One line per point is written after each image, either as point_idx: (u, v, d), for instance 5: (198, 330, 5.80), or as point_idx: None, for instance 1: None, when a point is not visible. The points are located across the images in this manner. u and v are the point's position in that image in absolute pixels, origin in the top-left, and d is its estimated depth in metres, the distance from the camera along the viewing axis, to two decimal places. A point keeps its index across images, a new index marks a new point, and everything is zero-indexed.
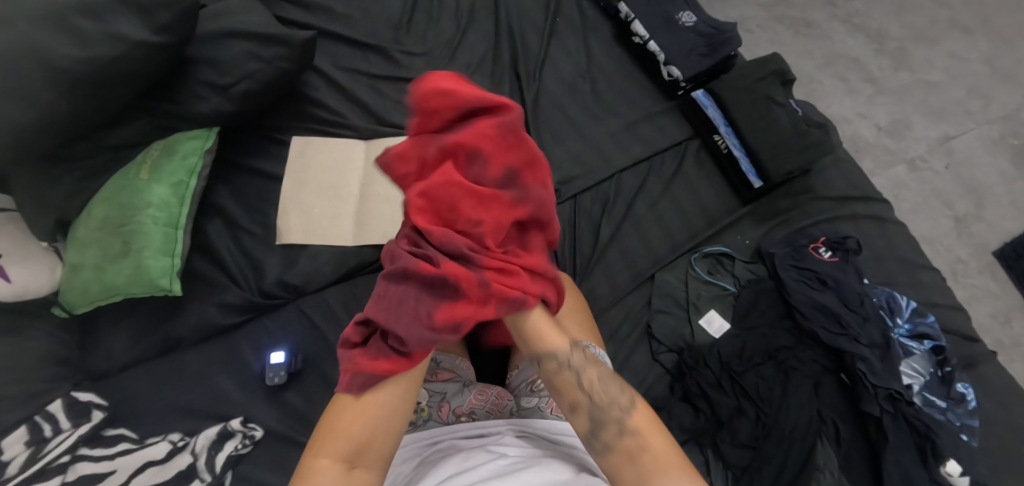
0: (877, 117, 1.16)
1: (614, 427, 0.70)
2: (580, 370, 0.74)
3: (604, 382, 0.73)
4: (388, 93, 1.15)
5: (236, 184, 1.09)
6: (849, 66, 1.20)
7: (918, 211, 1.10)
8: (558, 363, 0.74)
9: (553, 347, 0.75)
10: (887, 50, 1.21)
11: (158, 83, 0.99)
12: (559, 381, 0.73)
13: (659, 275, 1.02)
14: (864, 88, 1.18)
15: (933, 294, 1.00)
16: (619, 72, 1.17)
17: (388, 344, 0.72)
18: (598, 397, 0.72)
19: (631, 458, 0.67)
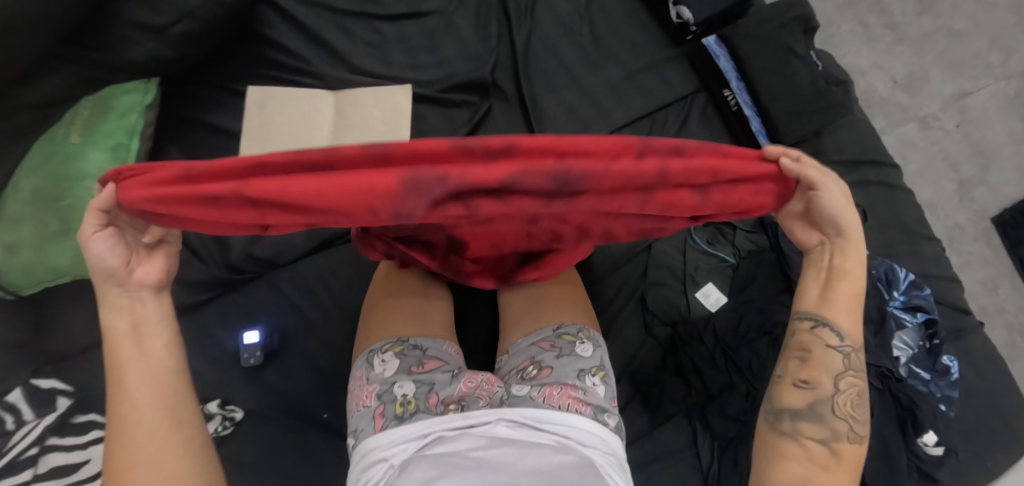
0: (894, 69, 1.17)
1: (817, 432, 0.59)
2: (848, 362, 0.60)
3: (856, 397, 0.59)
4: (355, 31, 1.02)
5: (188, 140, 0.98)
6: (872, 7, 1.20)
7: (923, 176, 1.14)
8: (833, 342, 0.60)
9: (832, 315, 0.60)
10: None
11: (78, 24, 0.81)
12: (804, 345, 0.61)
13: (656, 246, 0.96)
14: (884, 35, 1.18)
15: (933, 265, 0.99)
16: (620, 8, 1.05)
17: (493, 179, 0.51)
18: (838, 399, 0.59)
19: (804, 463, 0.58)
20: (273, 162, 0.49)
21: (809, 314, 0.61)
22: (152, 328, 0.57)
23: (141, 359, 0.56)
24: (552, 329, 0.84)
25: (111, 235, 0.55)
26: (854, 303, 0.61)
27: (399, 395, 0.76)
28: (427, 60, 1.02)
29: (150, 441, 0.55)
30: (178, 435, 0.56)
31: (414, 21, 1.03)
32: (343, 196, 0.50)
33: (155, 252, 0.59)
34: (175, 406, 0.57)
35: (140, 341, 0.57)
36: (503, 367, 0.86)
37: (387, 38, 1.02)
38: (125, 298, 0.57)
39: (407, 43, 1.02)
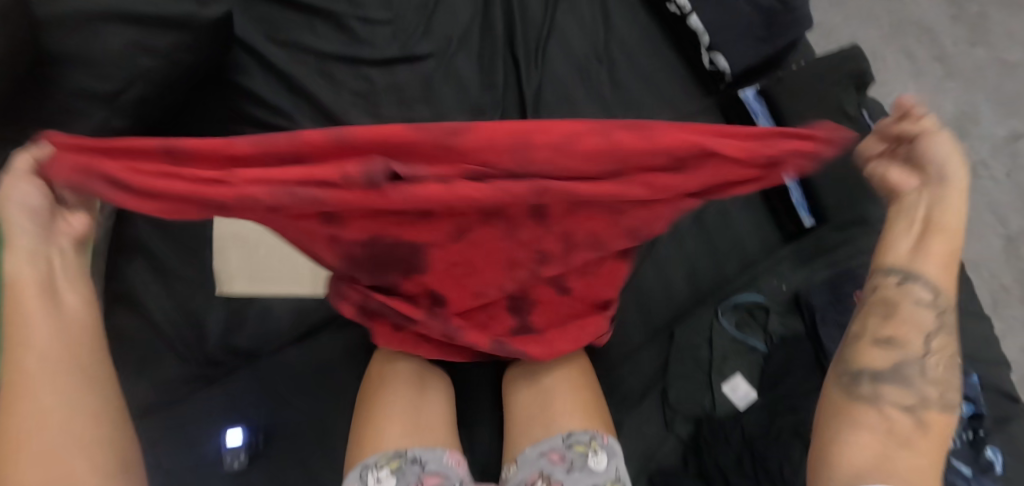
0: (941, 109, 1.07)
1: (905, 399, 0.54)
2: (936, 321, 0.55)
3: (945, 352, 0.55)
4: (341, 77, 0.90)
5: (158, 211, 0.87)
6: (920, 36, 1.09)
7: (968, 233, 1.05)
8: (920, 299, 0.55)
9: (926, 271, 0.54)
10: (964, 16, 1.11)
11: (8, 102, 0.67)
12: (892, 306, 0.55)
13: (679, 333, 0.87)
14: (932, 69, 1.08)
15: (978, 347, 0.91)
16: (646, 48, 0.93)
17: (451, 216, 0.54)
18: (924, 359, 0.55)
19: (885, 434, 0.53)
20: (247, 155, 0.49)
21: (892, 271, 0.56)
22: (69, 282, 0.53)
23: (40, 288, 0.51)
24: (561, 437, 0.74)
25: (37, 187, 0.52)
26: (951, 253, 0.55)
27: None
28: (424, 112, 0.89)
29: (52, 404, 0.49)
30: (90, 401, 0.51)
31: (408, 66, 0.91)
32: (296, 174, 0.48)
33: (75, 217, 0.55)
34: (88, 373, 0.52)
35: (54, 296, 0.52)
36: (509, 477, 0.75)
37: (377, 87, 0.90)
38: (39, 244, 0.52)
39: (401, 91, 0.90)
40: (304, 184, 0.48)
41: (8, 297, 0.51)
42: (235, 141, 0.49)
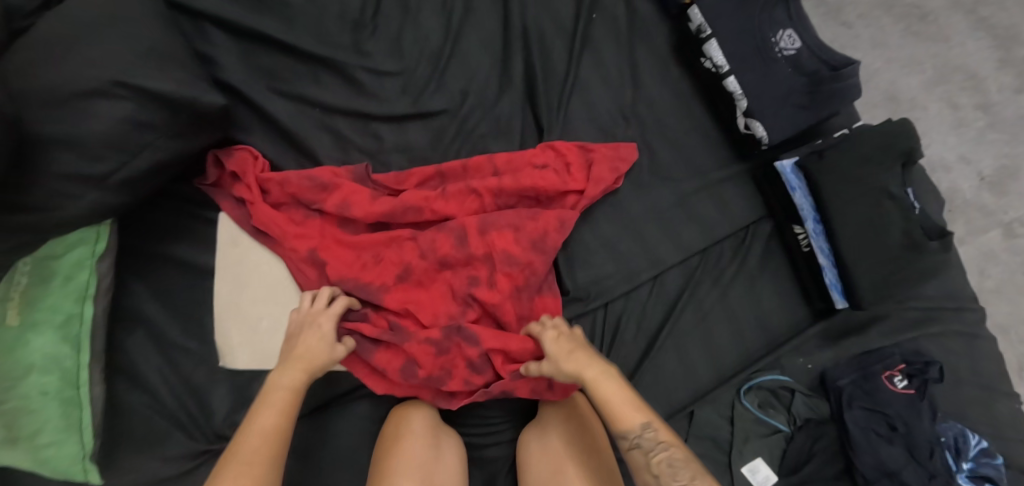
0: (981, 162, 1.02)
1: None
2: (647, 446, 0.63)
3: (668, 469, 0.62)
4: (349, 135, 0.84)
5: (157, 276, 0.82)
6: (964, 83, 1.03)
7: (1002, 293, 1.01)
8: (628, 440, 0.64)
9: (625, 422, 0.64)
10: (1014, 59, 1.04)
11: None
12: (630, 462, 0.64)
13: (700, 412, 0.83)
14: (974, 119, 1.02)
15: (1005, 425, 0.88)
16: (672, 111, 0.89)
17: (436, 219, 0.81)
18: (663, 484, 0.62)
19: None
20: (300, 192, 0.80)
21: (617, 434, 0.65)
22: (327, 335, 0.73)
23: (283, 415, 0.65)
24: None
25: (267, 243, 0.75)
26: (631, 400, 0.66)
27: None
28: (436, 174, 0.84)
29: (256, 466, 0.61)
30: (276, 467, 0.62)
31: (420, 123, 0.85)
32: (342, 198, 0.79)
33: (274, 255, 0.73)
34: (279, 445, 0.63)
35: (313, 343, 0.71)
36: None
37: (387, 146, 0.84)
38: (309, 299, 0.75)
39: (412, 152, 0.84)
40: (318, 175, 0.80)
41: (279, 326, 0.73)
42: (278, 182, 0.80)
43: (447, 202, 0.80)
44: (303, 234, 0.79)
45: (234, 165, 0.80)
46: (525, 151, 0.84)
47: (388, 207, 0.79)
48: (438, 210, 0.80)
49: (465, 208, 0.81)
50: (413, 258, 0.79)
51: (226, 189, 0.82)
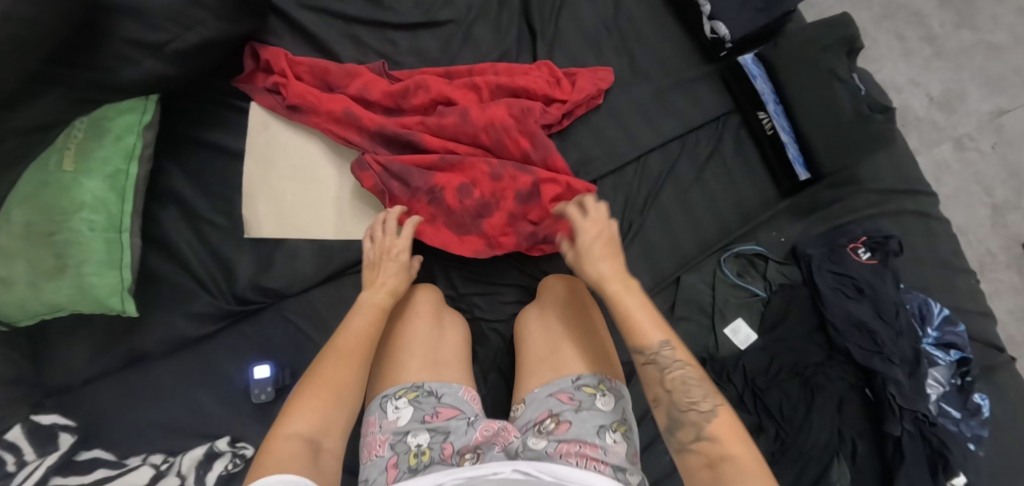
0: (930, 86, 1.15)
1: (692, 434, 0.63)
2: (663, 366, 0.67)
3: (683, 385, 0.66)
4: (366, 39, 0.96)
5: (193, 161, 0.93)
6: (909, 19, 1.17)
7: (956, 200, 1.12)
8: (641, 356, 0.67)
9: (643, 336, 0.67)
10: (952, 1, 1.19)
11: (69, 43, 0.74)
12: (645, 374, 0.67)
13: (685, 278, 0.91)
14: (920, 49, 1.16)
15: (965, 300, 0.96)
16: (650, 23, 0.99)
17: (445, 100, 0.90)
18: (676, 398, 0.66)
19: (708, 465, 0.61)
20: (327, 76, 0.91)
21: (633, 348, 0.68)
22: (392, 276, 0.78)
23: (373, 321, 0.74)
24: (571, 380, 0.77)
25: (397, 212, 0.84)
26: (651, 318, 0.69)
27: (412, 445, 0.72)
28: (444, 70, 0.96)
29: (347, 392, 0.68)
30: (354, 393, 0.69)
31: (429, 31, 0.97)
32: (361, 83, 0.90)
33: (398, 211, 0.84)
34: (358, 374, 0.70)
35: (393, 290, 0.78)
36: (519, 417, 0.78)
37: (401, 49, 0.96)
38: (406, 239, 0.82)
39: (422, 54, 0.96)
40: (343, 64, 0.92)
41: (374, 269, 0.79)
42: (307, 70, 0.91)
43: (453, 90, 0.90)
44: (333, 100, 0.89)
45: (267, 56, 0.91)
46: (522, 66, 0.93)
47: (402, 87, 0.90)
48: (444, 92, 0.90)
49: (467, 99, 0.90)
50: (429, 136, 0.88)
51: (260, 85, 0.93)
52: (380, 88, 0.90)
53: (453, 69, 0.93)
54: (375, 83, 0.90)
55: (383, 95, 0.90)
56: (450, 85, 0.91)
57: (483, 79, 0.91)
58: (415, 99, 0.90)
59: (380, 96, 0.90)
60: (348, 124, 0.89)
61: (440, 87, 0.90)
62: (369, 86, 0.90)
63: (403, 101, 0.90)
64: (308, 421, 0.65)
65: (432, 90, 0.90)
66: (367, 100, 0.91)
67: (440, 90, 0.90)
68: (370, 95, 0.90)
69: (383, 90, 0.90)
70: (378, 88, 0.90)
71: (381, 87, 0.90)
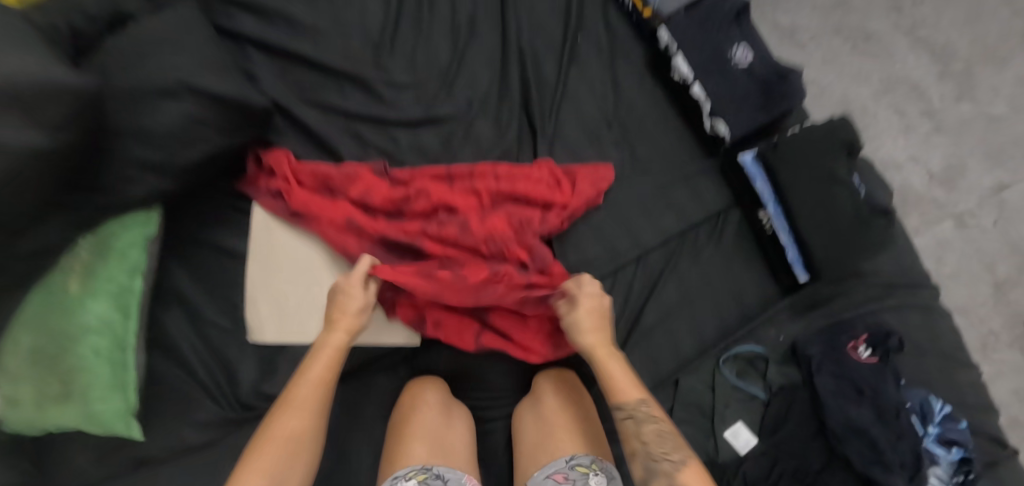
0: (931, 161, 1.14)
1: (663, 485, 0.68)
2: (637, 421, 0.72)
3: (661, 434, 0.72)
4: (369, 137, 0.96)
5: (196, 262, 0.93)
6: (909, 93, 1.16)
7: (959, 278, 1.11)
8: (620, 415, 0.73)
9: (620, 399, 0.74)
10: (951, 72, 1.19)
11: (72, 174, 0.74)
12: (623, 430, 0.73)
13: (684, 380, 0.91)
14: (920, 124, 1.15)
15: (968, 393, 0.96)
16: (652, 114, 0.99)
17: (445, 205, 0.90)
18: (652, 448, 0.71)
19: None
20: (328, 179, 0.91)
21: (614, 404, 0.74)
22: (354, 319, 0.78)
23: (330, 365, 0.76)
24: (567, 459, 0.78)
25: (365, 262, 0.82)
26: (624, 380, 0.75)
27: None
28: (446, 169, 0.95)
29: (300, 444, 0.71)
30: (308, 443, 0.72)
31: (432, 127, 0.97)
32: (362, 186, 0.90)
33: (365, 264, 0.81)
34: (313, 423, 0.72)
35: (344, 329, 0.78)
36: None
37: (403, 146, 0.96)
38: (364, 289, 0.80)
39: (422, 151, 0.96)
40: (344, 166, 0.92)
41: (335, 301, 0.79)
42: (309, 172, 0.91)
43: (453, 195, 0.90)
44: (335, 207, 0.89)
45: (270, 161, 0.91)
46: (523, 166, 0.92)
47: (404, 193, 0.90)
48: (444, 197, 0.90)
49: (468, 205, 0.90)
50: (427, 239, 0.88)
51: (261, 187, 0.92)
52: (381, 191, 0.90)
53: (452, 170, 0.92)
54: (376, 186, 0.91)
55: (383, 199, 0.90)
56: (451, 190, 0.91)
57: (483, 184, 0.91)
58: (415, 202, 0.90)
59: (380, 201, 0.90)
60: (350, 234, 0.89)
61: (441, 191, 0.90)
62: (370, 190, 0.90)
63: (403, 206, 0.91)
64: (274, 476, 0.67)
65: (433, 195, 0.90)
66: (367, 205, 0.91)
67: (441, 194, 0.90)
68: (371, 199, 0.90)
69: (384, 191, 0.90)
70: (379, 191, 0.90)
71: (381, 190, 0.90)
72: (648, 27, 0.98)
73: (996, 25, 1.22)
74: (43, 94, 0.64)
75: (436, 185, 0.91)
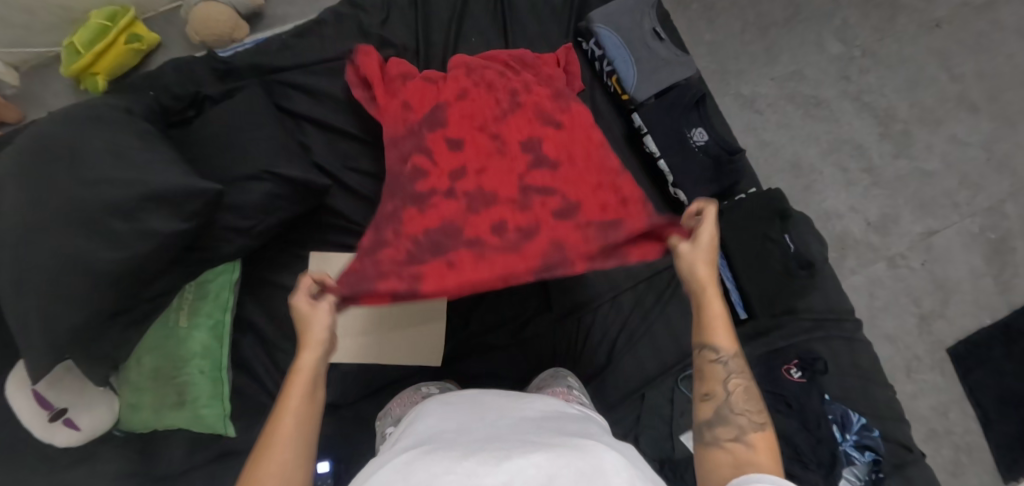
0: (868, 212, 1.35)
1: (731, 433, 0.71)
2: (726, 370, 0.74)
3: (743, 393, 0.74)
4: None
5: (262, 296, 1.17)
6: (852, 152, 1.37)
7: (888, 311, 1.32)
8: (714, 357, 0.74)
9: (716, 339, 0.75)
10: (891, 132, 1.39)
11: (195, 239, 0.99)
12: (706, 370, 0.75)
13: (649, 395, 1.14)
14: (861, 179, 1.36)
15: (883, 408, 1.17)
16: (629, 182, 1.24)
17: (471, 261, 0.84)
18: (732, 400, 0.73)
19: (732, 458, 0.68)
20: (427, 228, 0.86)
21: (708, 344, 0.75)
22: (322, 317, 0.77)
23: (305, 400, 0.71)
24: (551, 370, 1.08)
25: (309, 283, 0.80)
26: (726, 327, 0.76)
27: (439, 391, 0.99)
28: None
29: (289, 424, 0.68)
30: (306, 440, 0.69)
31: None
32: (421, 220, 0.87)
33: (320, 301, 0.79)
34: (304, 457, 0.68)
35: (314, 344, 0.75)
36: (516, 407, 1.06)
37: None
38: (319, 355, 0.75)
39: None
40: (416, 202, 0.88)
41: (290, 382, 0.72)
42: (422, 216, 0.87)
43: (478, 222, 0.87)
44: (427, 215, 0.87)
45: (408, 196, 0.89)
46: (534, 242, 0.86)
47: (439, 225, 0.87)
48: (465, 263, 0.84)
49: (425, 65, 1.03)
50: (458, 214, 0.87)
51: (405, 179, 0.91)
52: (427, 221, 0.87)
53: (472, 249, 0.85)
54: (416, 215, 0.87)
55: (434, 217, 0.87)
56: (461, 262, 0.84)
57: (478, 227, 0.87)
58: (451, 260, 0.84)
59: (425, 217, 0.87)
60: (493, 240, 0.86)
61: (468, 270, 0.84)
62: (433, 212, 0.87)
63: (450, 222, 0.87)
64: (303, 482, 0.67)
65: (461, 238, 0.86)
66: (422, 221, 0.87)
67: (479, 249, 0.85)
68: (433, 239, 0.86)
69: (430, 246, 0.85)
70: (438, 239, 0.86)
71: (427, 218, 0.87)
72: (625, 107, 1.25)
73: (936, 90, 1.41)
74: (184, 195, 0.90)
75: (442, 245, 0.85)
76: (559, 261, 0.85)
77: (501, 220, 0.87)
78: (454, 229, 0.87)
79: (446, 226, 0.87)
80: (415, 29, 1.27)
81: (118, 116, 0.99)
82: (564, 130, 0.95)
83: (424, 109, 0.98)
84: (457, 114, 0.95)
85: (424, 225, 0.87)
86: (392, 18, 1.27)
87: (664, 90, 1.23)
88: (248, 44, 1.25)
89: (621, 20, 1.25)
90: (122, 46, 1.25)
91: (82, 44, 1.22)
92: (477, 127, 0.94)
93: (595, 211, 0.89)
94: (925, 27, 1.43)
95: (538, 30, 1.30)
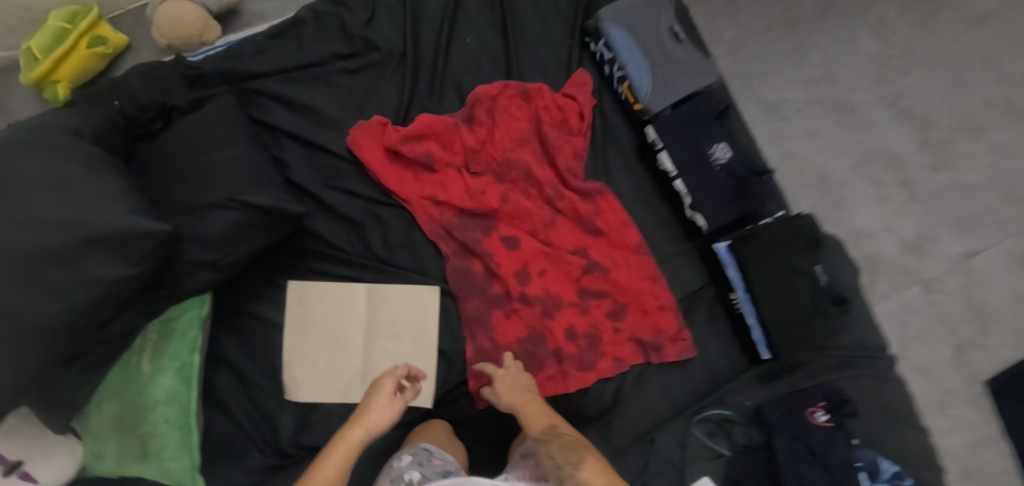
0: (902, 231, 1.23)
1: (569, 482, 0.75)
2: (546, 436, 0.82)
3: (559, 447, 0.79)
4: (388, 219, 1.08)
5: (237, 328, 1.07)
6: (886, 164, 1.25)
7: (922, 341, 1.21)
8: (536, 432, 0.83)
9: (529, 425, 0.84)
10: (931, 142, 1.25)
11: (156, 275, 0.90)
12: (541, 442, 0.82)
13: (658, 440, 1.04)
14: (895, 195, 1.24)
15: (919, 453, 1.05)
16: (640, 203, 1.13)
17: (550, 330, 1.05)
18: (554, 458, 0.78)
19: None
20: (512, 332, 1.04)
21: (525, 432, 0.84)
22: (387, 400, 0.82)
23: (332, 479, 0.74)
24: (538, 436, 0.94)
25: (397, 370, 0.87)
26: (543, 415, 0.86)
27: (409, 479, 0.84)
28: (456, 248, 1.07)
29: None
30: None
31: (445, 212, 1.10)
32: (512, 326, 1.05)
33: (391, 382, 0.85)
34: None
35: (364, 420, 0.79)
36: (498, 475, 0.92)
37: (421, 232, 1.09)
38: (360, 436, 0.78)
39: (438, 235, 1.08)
40: (499, 308, 1.05)
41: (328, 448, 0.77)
42: (509, 334, 1.04)
43: (557, 324, 1.05)
44: (508, 323, 1.05)
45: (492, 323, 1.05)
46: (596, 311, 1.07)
47: (527, 331, 1.05)
48: (557, 341, 1.05)
49: (455, 159, 1.09)
50: (537, 321, 1.05)
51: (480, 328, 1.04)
52: (514, 323, 1.05)
53: (553, 322, 1.05)
54: (512, 327, 1.05)
55: (518, 325, 1.05)
56: (534, 328, 1.05)
57: (544, 310, 1.05)
58: (536, 324, 1.05)
59: (512, 318, 1.05)
60: (561, 320, 1.05)
61: (553, 338, 1.05)
62: (519, 320, 1.05)
63: (542, 317, 1.05)
64: None
65: (548, 322, 1.05)
66: (512, 319, 1.05)
67: (558, 325, 1.05)
68: (521, 347, 1.04)
69: (518, 322, 1.05)
70: (524, 328, 1.05)
71: (514, 322, 1.05)
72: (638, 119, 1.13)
73: (980, 94, 1.27)
74: (130, 237, 0.80)
75: (529, 338, 1.04)
76: (617, 318, 1.07)
77: (571, 327, 1.05)
78: (548, 315, 1.05)
79: (531, 309, 1.05)
80: (402, 29, 1.14)
81: (64, 139, 0.87)
82: (604, 238, 1.09)
83: (458, 199, 1.07)
84: (508, 214, 1.08)
85: (512, 332, 1.04)
86: (378, 17, 1.14)
87: (682, 100, 1.11)
88: (219, 47, 1.13)
89: (632, 20, 1.11)
90: (85, 50, 1.14)
91: (39, 50, 1.11)
92: (534, 237, 1.08)
93: (647, 332, 1.07)
94: (970, 23, 1.28)
95: (540, 30, 1.17)
